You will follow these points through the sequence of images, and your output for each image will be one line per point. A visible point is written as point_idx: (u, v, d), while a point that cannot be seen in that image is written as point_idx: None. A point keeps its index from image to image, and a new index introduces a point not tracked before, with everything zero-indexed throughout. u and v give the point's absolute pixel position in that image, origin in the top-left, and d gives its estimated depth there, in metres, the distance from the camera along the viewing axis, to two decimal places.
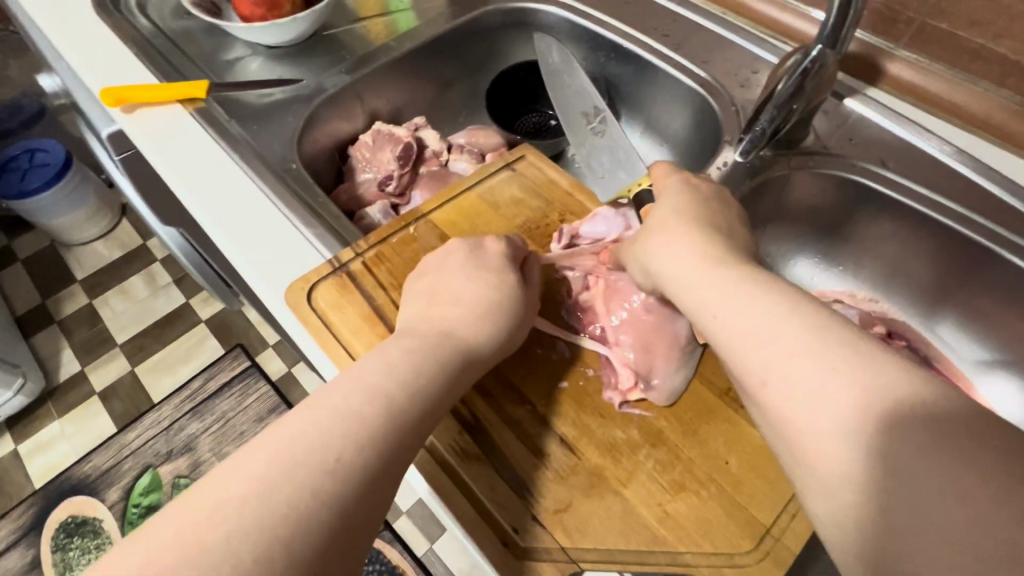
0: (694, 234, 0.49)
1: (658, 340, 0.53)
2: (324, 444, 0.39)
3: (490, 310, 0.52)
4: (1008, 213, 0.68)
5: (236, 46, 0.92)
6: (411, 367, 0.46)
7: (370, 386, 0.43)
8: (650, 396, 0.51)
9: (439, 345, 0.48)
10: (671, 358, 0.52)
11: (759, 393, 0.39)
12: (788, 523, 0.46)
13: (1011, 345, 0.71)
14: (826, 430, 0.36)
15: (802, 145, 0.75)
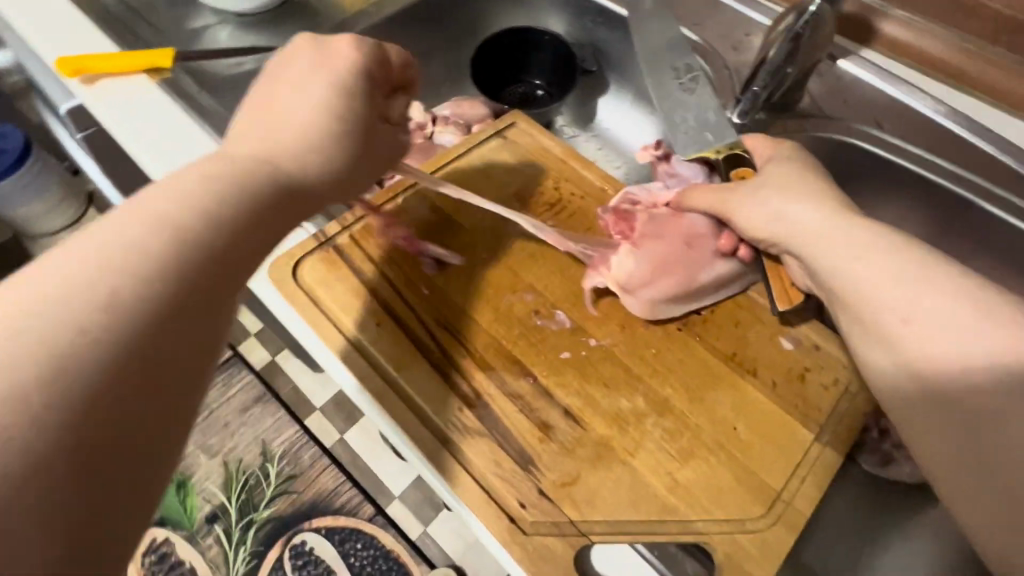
0: (817, 193, 0.49)
1: (678, 271, 0.53)
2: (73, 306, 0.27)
3: (333, 142, 0.41)
4: (1003, 172, 0.68)
5: (203, 13, 0.87)
6: (219, 197, 0.34)
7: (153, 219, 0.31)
8: (629, 302, 0.52)
9: (263, 177, 0.37)
10: (671, 289, 0.52)
11: (892, 335, 0.43)
12: (797, 486, 0.46)
13: None
14: (958, 378, 0.40)
15: (798, 108, 0.74)
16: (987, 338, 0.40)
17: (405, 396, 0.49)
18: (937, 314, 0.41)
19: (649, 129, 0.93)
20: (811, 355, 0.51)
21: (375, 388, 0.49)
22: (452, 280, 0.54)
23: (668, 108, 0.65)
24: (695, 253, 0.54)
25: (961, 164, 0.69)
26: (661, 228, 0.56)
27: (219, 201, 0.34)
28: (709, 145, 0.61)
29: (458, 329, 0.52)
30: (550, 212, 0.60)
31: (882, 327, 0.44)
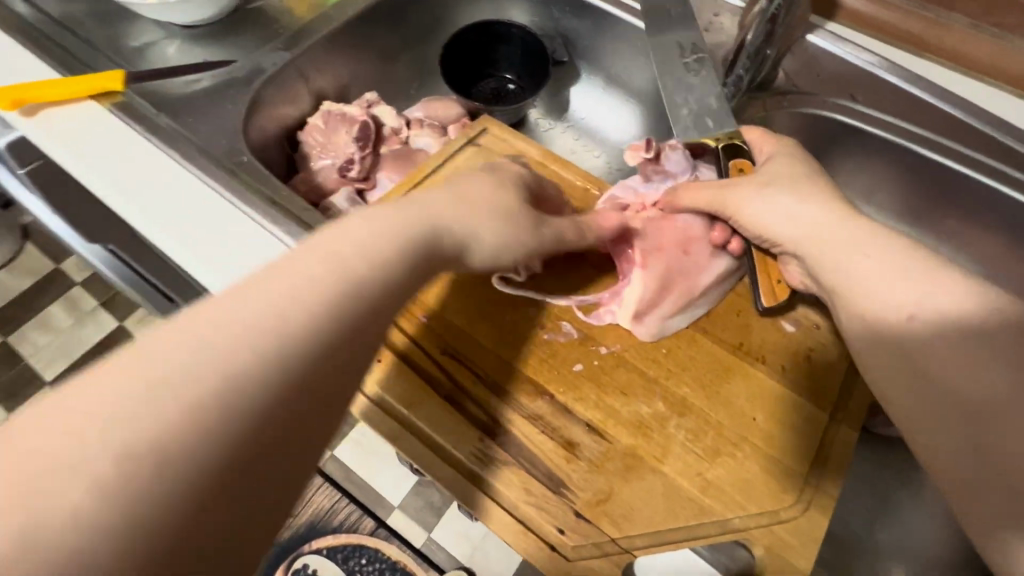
0: (810, 188, 0.50)
1: (682, 284, 0.53)
2: (238, 357, 0.32)
3: (486, 223, 0.47)
4: (972, 134, 0.69)
5: (149, 29, 0.81)
6: (361, 265, 0.38)
7: (300, 282, 0.35)
8: (637, 329, 0.51)
9: (422, 246, 0.42)
10: (676, 306, 0.52)
11: (892, 329, 0.44)
12: (824, 470, 0.46)
13: (979, 254, 0.73)
14: (958, 361, 0.41)
15: (774, 85, 0.74)
16: (985, 334, 0.41)
17: (430, 441, 0.46)
18: (929, 306, 0.43)
19: (626, 111, 0.91)
20: (813, 335, 0.52)
21: (385, 428, 0.47)
22: (449, 304, 0.52)
23: (672, 91, 0.63)
24: (694, 259, 0.54)
25: (931, 129, 0.71)
26: (658, 240, 0.55)
27: (352, 272, 0.37)
28: (710, 132, 0.60)
29: (465, 355, 0.50)
30: None
31: (884, 323, 0.44)
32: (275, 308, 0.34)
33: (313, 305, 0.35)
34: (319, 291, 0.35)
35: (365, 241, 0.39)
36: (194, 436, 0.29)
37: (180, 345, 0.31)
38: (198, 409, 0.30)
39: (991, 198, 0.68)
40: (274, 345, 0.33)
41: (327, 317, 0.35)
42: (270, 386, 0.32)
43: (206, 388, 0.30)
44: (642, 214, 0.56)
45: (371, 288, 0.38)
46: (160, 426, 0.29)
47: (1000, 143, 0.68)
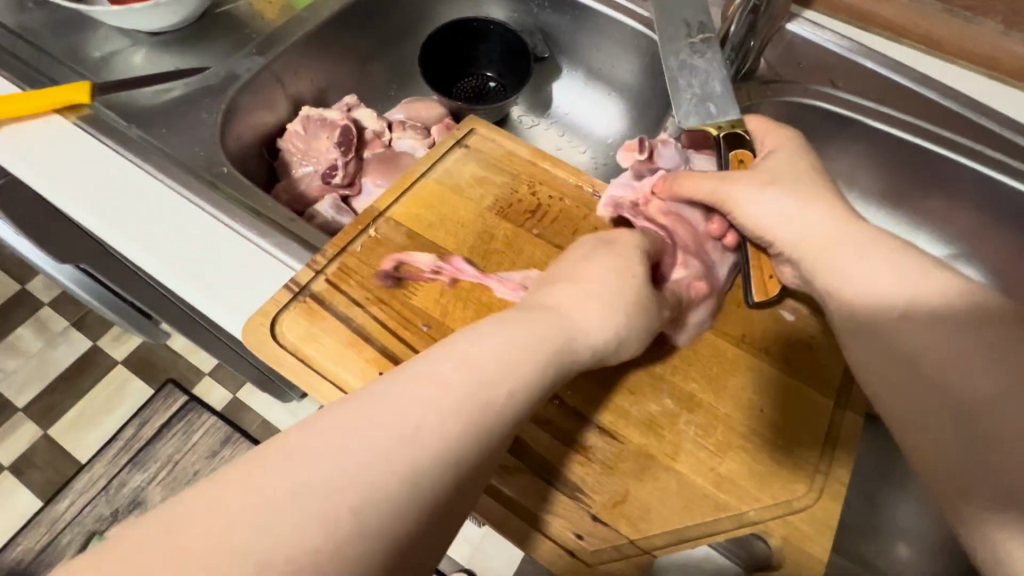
0: (807, 189, 0.50)
1: (703, 281, 0.53)
2: (382, 457, 0.32)
3: (616, 305, 0.45)
4: (951, 116, 0.71)
5: (112, 38, 0.77)
6: (496, 370, 0.38)
7: (440, 388, 0.36)
8: (677, 335, 0.50)
9: (556, 344, 0.42)
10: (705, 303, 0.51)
11: (879, 326, 0.45)
12: (834, 456, 0.46)
13: (962, 234, 0.75)
14: (948, 359, 0.41)
15: (757, 75, 0.75)
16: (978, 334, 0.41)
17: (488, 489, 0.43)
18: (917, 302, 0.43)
19: (609, 103, 0.90)
20: (812, 322, 0.52)
21: None
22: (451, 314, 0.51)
23: (675, 74, 0.60)
24: (709, 254, 0.54)
25: (913, 113, 0.72)
26: (682, 235, 0.54)
27: (487, 376, 0.38)
28: (712, 119, 0.58)
29: None
30: (533, 220, 0.57)
31: (873, 321, 0.45)
32: (417, 413, 0.35)
33: (451, 412, 0.35)
34: (456, 396, 0.36)
35: (501, 343, 0.40)
36: (341, 529, 0.29)
37: (327, 439, 0.32)
38: (348, 503, 0.30)
39: (972, 178, 0.69)
40: (413, 452, 0.33)
41: (461, 427, 0.35)
42: (404, 492, 0.32)
43: (355, 483, 0.31)
44: (648, 206, 0.56)
45: (501, 393, 0.38)
46: (307, 514, 0.29)
47: (977, 124, 0.70)
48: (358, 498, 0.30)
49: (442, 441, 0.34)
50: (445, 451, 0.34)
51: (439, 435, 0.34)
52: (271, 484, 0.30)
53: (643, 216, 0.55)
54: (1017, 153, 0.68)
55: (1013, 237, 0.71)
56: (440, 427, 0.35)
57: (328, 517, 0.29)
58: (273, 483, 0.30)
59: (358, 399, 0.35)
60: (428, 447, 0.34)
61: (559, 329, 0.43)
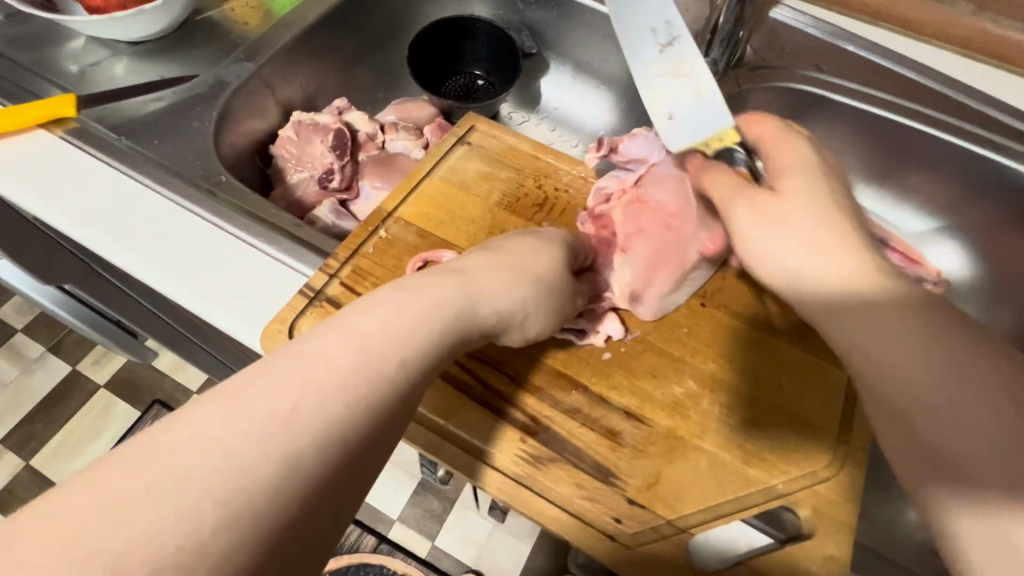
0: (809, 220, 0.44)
1: (672, 259, 0.53)
2: (263, 431, 0.32)
3: (519, 277, 0.47)
4: (931, 94, 0.73)
5: (91, 48, 0.75)
6: (384, 343, 0.39)
7: (323, 363, 0.36)
8: (637, 310, 0.52)
9: (453, 313, 0.43)
10: (672, 280, 0.52)
11: (868, 375, 0.40)
12: (854, 425, 0.48)
13: (945, 209, 0.78)
14: (937, 409, 0.37)
15: (745, 62, 0.77)
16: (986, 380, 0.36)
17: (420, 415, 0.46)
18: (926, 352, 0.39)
19: (598, 95, 0.91)
20: None
21: (425, 444, 0.45)
22: None
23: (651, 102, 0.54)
24: (681, 230, 0.54)
25: (895, 93, 0.74)
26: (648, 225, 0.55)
27: (369, 347, 0.38)
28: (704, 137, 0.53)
29: (494, 358, 0.48)
30: (542, 212, 0.57)
31: (858, 366, 0.41)
32: (297, 389, 0.34)
33: (332, 387, 0.35)
34: (338, 370, 0.36)
35: (388, 316, 0.40)
36: (205, 521, 0.28)
37: (207, 419, 0.31)
38: (212, 491, 0.29)
39: (954, 153, 0.72)
40: (291, 430, 0.32)
41: (344, 401, 0.35)
42: (281, 472, 0.31)
43: (225, 469, 0.30)
44: (624, 201, 0.57)
45: (391, 366, 0.38)
46: (183, 489, 0.29)
47: (956, 102, 0.72)
48: (227, 485, 0.29)
49: (321, 416, 0.34)
50: (327, 425, 0.34)
51: (318, 411, 0.34)
52: (126, 482, 0.28)
53: (617, 210, 0.57)
54: (995, 128, 0.70)
55: (994, 209, 0.73)
56: (319, 403, 0.34)
57: (191, 507, 0.28)
58: (146, 470, 0.29)
59: (229, 383, 0.34)
60: (307, 423, 0.33)
61: (456, 298, 0.43)
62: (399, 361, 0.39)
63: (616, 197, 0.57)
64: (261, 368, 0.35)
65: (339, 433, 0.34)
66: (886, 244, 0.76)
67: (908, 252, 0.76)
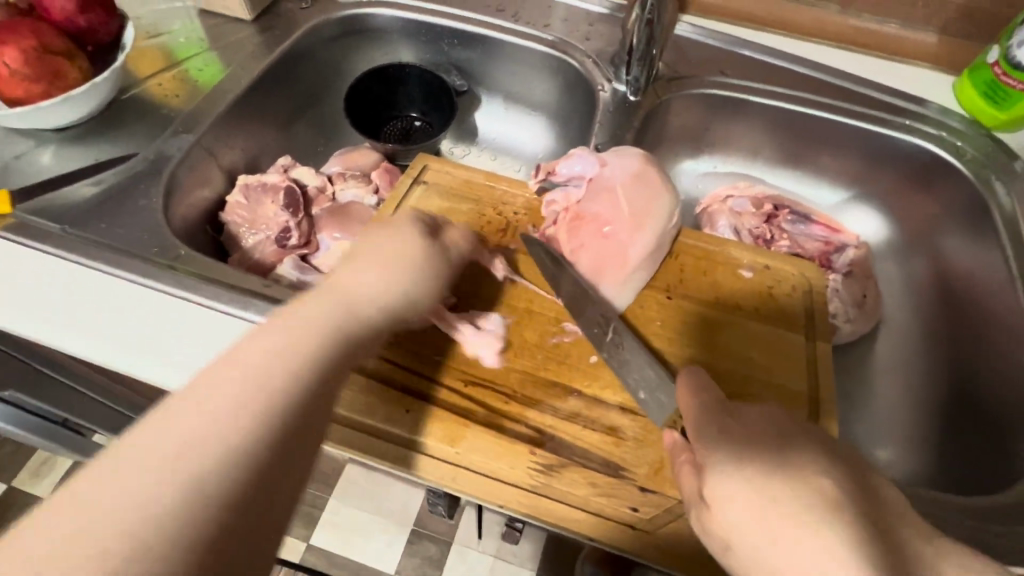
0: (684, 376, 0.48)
1: (616, 264, 0.57)
2: (192, 461, 0.31)
3: (414, 278, 0.48)
4: (819, 84, 0.83)
5: (13, 140, 0.72)
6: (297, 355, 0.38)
7: (248, 388, 0.35)
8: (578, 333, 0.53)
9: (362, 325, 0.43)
10: (623, 280, 0.56)
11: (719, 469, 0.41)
12: (821, 380, 0.54)
13: (853, 181, 0.87)
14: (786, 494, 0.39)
15: (660, 75, 0.84)
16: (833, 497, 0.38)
17: (423, 448, 0.47)
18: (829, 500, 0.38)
19: (533, 120, 0.96)
20: (767, 274, 0.60)
21: (436, 474, 0.46)
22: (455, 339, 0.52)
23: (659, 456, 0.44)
24: (617, 236, 0.57)
25: (793, 87, 0.83)
26: (594, 234, 0.58)
27: (291, 367, 0.37)
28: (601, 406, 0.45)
29: (488, 380, 0.50)
30: (507, 237, 0.60)
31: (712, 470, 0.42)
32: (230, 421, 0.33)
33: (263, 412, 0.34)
34: (267, 393, 0.35)
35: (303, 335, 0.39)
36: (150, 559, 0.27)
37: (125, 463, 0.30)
38: (152, 532, 0.28)
39: (848, 132, 0.82)
40: (234, 463, 0.32)
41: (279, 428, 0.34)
42: (224, 507, 0.31)
43: (150, 510, 0.29)
44: (568, 214, 0.60)
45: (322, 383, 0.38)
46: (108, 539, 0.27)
47: (845, 88, 0.83)
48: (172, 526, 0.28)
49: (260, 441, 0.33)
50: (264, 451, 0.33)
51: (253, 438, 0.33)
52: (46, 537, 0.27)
53: (562, 225, 0.60)
54: (879, 106, 0.81)
55: (893, 175, 0.84)
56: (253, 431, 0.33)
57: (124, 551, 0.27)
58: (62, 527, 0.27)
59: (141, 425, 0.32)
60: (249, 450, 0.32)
61: (364, 306, 0.44)
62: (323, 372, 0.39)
63: (559, 214, 0.60)
64: (176, 407, 0.33)
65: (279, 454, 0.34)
66: (809, 218, 0.86)
67: (828, 223, 0.85)
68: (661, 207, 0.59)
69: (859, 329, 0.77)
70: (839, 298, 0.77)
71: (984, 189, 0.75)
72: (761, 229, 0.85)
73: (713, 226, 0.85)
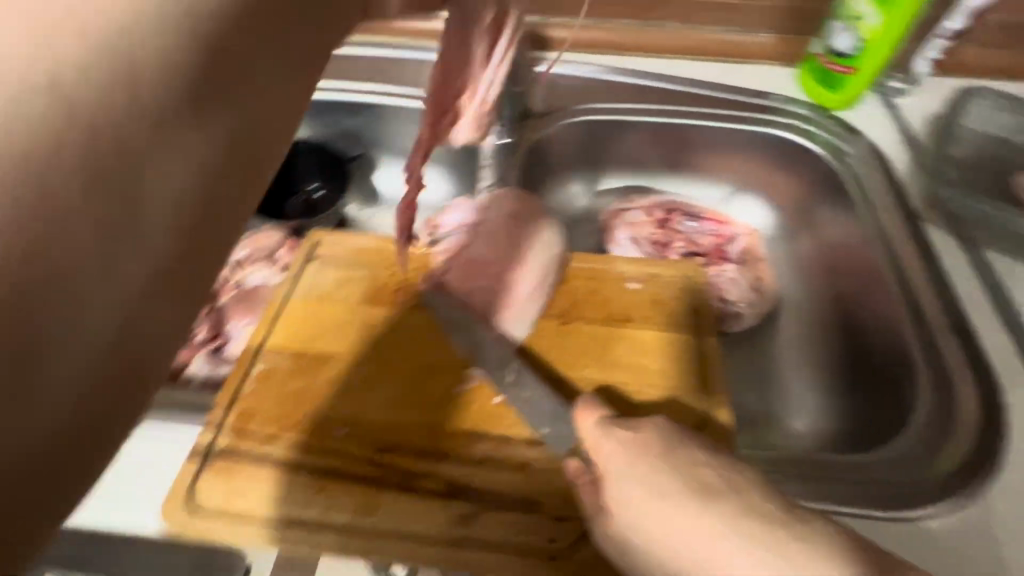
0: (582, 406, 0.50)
1: (510, 300, 0.59)
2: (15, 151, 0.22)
3: None
4: (678, 94, 0.90)
5: None
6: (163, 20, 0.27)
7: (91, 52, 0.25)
8: (481, 377, 0.55)
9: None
10: (519, 314, 0.59)
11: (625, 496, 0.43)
12: (715, 372, 0.57)
13: (732, 176, 0.94)
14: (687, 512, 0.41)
15: (534, 112, 0.89)
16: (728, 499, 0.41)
17: (339, 524, 0.47)
18: (706, 486, 0.42)
19: (433, 168, 0.98)
20: (653, 282, 0.64)
21: (354, 549, 0.46)
22: (359, 408, 0.53)
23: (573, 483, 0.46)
24: (504, 274, 0.61)
25: (656, 103, 0.90)
26: (483, 275, 0.61)
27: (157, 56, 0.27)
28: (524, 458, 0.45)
29: (396, 442, 0.51)
30: (403, 295, 0.62)
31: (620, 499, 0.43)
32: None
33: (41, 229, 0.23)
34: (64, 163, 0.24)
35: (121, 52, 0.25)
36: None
37: None
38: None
39: (712, 134, 0.89)
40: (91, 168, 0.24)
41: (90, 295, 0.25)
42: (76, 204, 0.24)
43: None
44: (456, 259, 0.63)
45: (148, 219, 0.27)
46: None
47: (702, 94, 0.90)
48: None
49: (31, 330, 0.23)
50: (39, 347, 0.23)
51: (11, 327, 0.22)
52: None
53: (450, 270, 0.62)
54: (734, 106, 0.89)
55: (761, 166, 0.91)
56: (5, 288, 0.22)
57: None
58: None
59: None
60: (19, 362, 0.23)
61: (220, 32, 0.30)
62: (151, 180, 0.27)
63: (449, 263, 0.63)
64: None
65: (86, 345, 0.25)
66: (698, 215, 0.92)
67: (716, 219, 0.92)
68: (541, 242, 0.63)
69: (761, 308, 0.83)
70: (738, 287, 0.84)
71: (837, 168, 0.82)
72: (657, 236, 0.90)
73: (615, 238, 0.90)
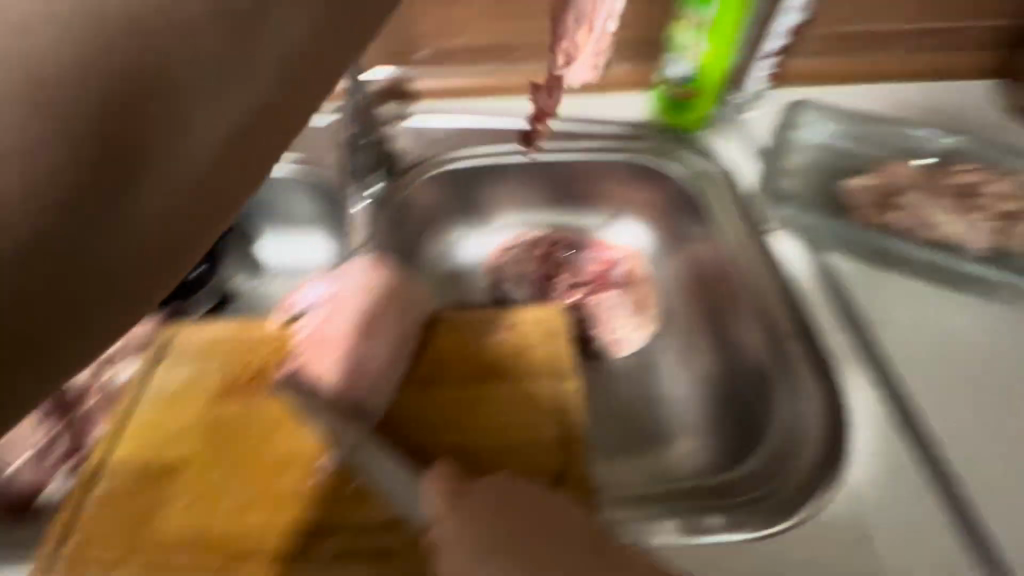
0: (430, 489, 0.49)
1: (365, 372, 0.58)
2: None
3: None
4: (538, 131, 0.90)
5: None
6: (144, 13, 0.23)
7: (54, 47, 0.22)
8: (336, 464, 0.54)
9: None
10: (377, 385, 0.58)
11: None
12: (575, 419, 0.57)
13: (606, 202, 0.93)
14: None
15: (401, 164, 0.89)
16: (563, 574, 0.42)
17: None
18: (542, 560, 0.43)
19: (315, 231, 0.96)
20: (516, 331, 0.63)
21: None
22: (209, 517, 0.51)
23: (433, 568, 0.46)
24: (359, 347, 0.60)
25: (518, 142, 0.90)
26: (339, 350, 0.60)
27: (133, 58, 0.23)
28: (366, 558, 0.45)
29: (249, 549, 0.50)
30: (260, 383, 0.60)
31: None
32: (72, 89, 0.22)
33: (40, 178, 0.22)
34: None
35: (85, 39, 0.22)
36: None
37: None
38: None
39: (576, 166, 0.89)
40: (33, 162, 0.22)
41: (183, 127, 0.24)
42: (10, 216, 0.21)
43: None
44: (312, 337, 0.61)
45: (203, 81, 0.24)
46: None
47: (561, 128, 0.90)
48: None
49: (124, 153, 0.23)
50: (112, 181, 0.23)
51: (110, 136, 0.23)
52: None
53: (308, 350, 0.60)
54: (594, 136, 0.90)
55: (629, 190, 0.91)
56: (104, 100, 0.22)
57: None
58: None
59: None
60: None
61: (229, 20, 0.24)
62: (272, 25, 0.26)
63: (304, 343, 0.61)
64: None
65: (169, 193, 0.25)
66: (581, 246, 0.93)
67: (597, 248, 0.93)
68: (394, 307, 0.63)
69: (646, 327, 0.86)
70: (620, 313, 0.88)
71: (694, 189, 0.84)
72: (540, 273, 0.91)
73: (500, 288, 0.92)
